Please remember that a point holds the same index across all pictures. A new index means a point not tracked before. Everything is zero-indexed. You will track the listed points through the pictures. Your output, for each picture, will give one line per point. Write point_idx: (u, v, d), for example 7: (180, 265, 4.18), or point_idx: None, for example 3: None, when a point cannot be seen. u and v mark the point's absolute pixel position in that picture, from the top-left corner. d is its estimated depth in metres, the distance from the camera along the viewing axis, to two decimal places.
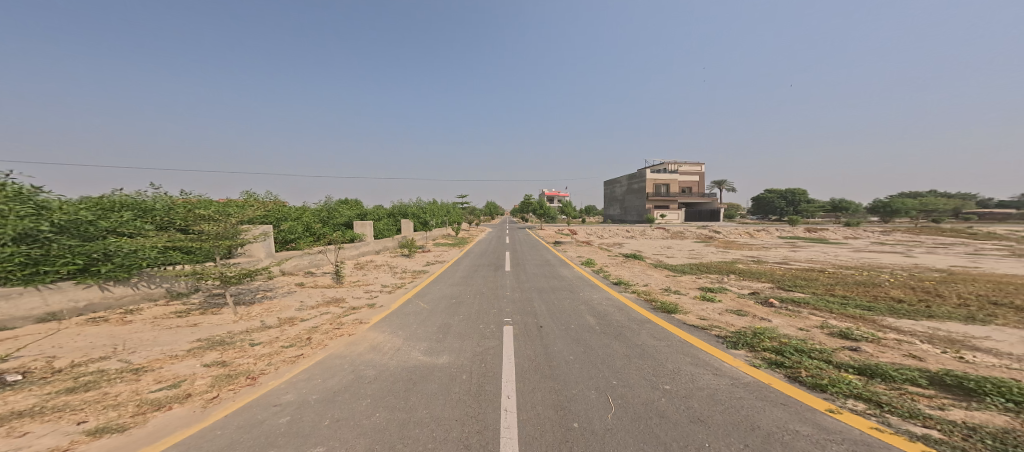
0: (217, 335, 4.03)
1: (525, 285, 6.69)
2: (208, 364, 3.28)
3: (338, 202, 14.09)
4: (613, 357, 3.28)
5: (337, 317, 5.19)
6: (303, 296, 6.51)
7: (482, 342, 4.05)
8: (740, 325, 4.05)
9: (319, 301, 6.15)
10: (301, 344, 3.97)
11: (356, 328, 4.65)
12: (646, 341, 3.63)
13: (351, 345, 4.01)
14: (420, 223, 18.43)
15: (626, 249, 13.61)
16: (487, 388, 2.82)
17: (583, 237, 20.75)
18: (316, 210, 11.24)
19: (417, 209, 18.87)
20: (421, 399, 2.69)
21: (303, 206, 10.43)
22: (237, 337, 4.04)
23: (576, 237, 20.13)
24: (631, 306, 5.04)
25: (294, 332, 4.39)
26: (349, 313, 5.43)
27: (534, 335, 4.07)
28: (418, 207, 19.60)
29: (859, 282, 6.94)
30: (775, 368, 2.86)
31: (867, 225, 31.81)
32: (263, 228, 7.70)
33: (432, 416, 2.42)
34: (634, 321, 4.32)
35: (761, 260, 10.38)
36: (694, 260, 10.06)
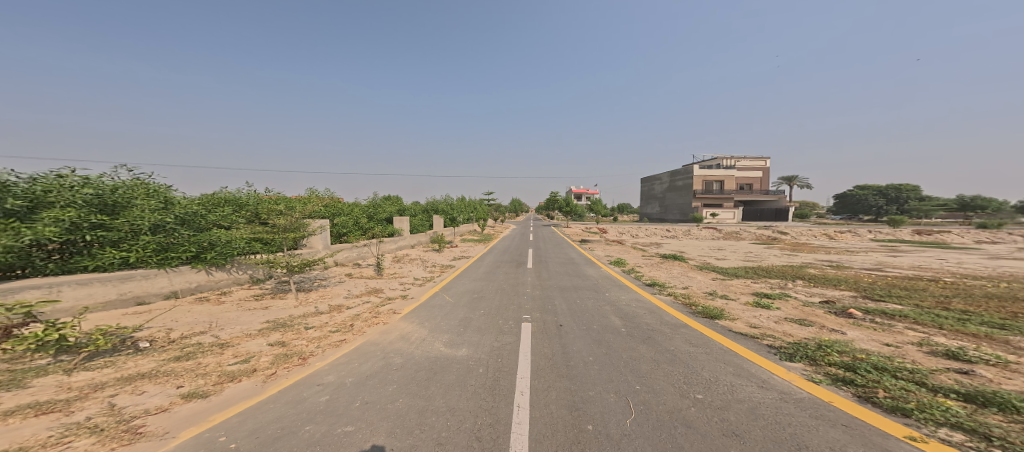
0: (281, 318, 4.48)
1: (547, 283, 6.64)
2: (273, 343, 3.66)
3: (382, 199, 14.94)
4: (639, 360, 3.09)
5: (375, 306, 5.55)
6: (350, 285, 7.04)
7: (500, 337, 4.13)
8: (802, 336, 3.62)
9: (362, 290, 6.61)
10: (345, 330, 4.30)
11: (390, 318, 4.95)
12: (680, 347, 3.37)
13: (384, 334, 4.28)
14: (448, 219, 18.99)
15: (667, 249, 12.99)
16: (501, 383, 2.89)
17: (619, 236, 20.16)
18: (364, 206, 12.06)
19: (448, 206, 19.46)
20: (439, 389, 2.82)
21: (354, 202, 11.21)
22: (297, 320, 4.46)
23: (610, 236, 19.65)
24: (665, 308, 4.72)
25: (340, 318, 4.76)
26: (386, 302, 5.79)
27: (552, 333, 4.01)
28: (451, 205, 20.14)
29: (973, 296, 5.89)
30: (842, 385, 2.51)
31: (1008, 228, 25.73)
32: (320, 221, 8.39)
33: (448, 406, 2.53)
34: (668, 325, 4.02)
35: (843, 267, 9.17)
36: (748, 264, 9.27)
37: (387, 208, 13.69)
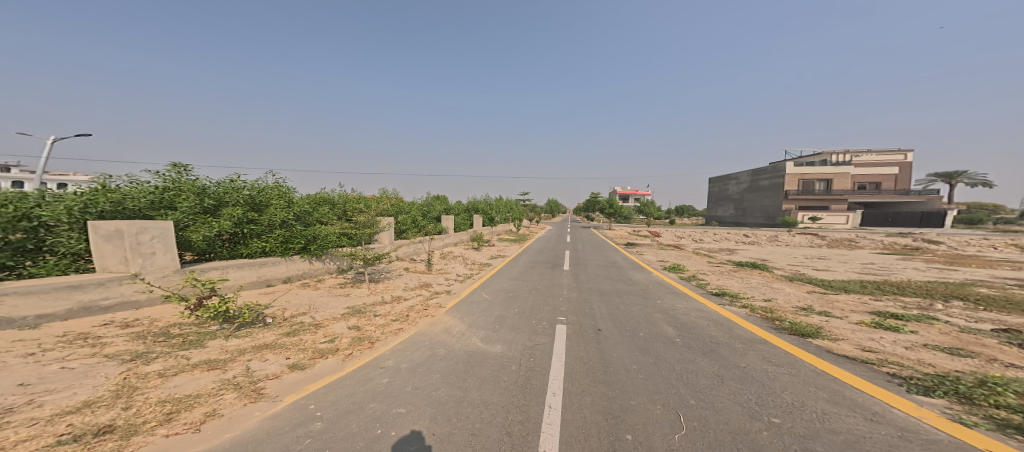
0: (358, 305, 4.97)
1: (583, 287, 6.48)
2: (351, 327, 4.06)
3: (432, 198, 15.74)
4: (698, 374, 2.76)
5: (424, 299, 5.92)
6: (408, 278, 7.59)
7: (533, 337, 4.18)
8: (955, 369, 2.73)
9: (416, 284, 7.08)
10: (403, 319, 4.66)
11: (437, 311, 5.24)
12: (753, 364, 2.91)
13: (431, 325, 4.55)
14: (487, 219, 19.48)
15: (734, 257, 11.82)
16: (533, 382, 2.94)
17: (673, 240, 19.01)
18: (418, 205, 12.89)
19: (486, 205, 19.96)
20: (475, 381, 2.95)
21: (412, 201, 12.07)
22: (370, 308, 4.91)
23: (662, 240, 18.55)
24: (735, 320, 4.14)
25: (400, 309, 5.14)
26: (433, 296, 6.15)
27: (589, 337, 3.92)
28: (489, 204, 20.62)
29: None
30: (1011, 433, 1.85)
31: None
32: (388, 219, 9.11)
33: (482, 399, 2.64)
34: (738, 340, 3.49)
35: (1004, 288, 7.16)
36: (845, 277, 7.97)
37: (438, 209, 14.49)
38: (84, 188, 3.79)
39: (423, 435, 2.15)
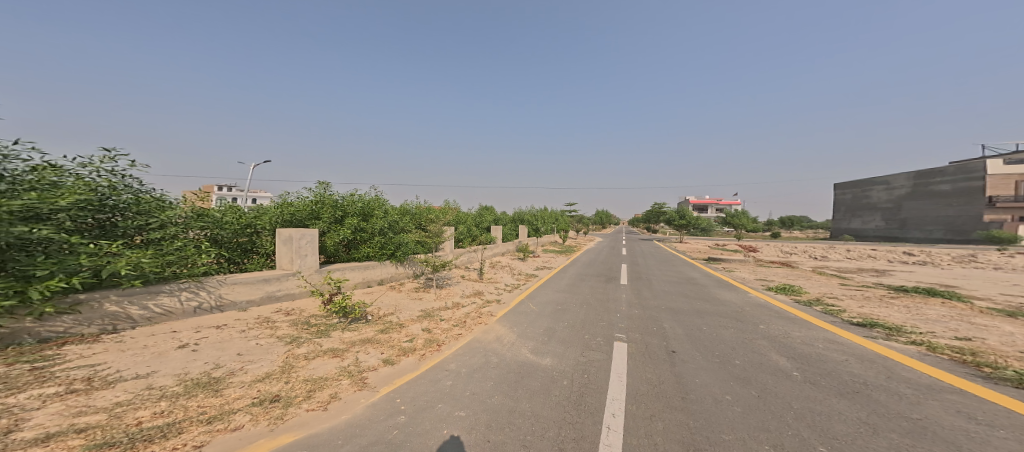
0: (431, 309, 5.52)
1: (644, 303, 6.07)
2: (425, 329, 4.44)
3: (482, 208, 16.20)
4: (828, 415, 2.29)
5: (478, 307, 6.09)
6: (465, 286, 7.90)
7: (586, 353, 4.01)
8: None
9: (470, 291, 7.32)
10: (461, 325, 4.88)
11: (489, 319, 5.35)
12: (932, 414, 2.26)
13: (484, 333, 4.65)
14: (533, 230, 19.43)
15: (827, 273, 10.11)
16: (587, 400, 2.81)
17: (742, 253, 17.02)
18: (470, 215, 13.30)
19: (532, 216, 19.93)
20: (526, 393, 2.92)
21: (468, 211, 12.80)
22: (439, 312, 5.42)
23: (728, 252, 16.75)
24: (896, 357, 3.31)
25: (457, 315, 5.35)
26: (485, 304, 6.30)
27: (662, 359, 3.61)
28: (535, 215, 20.63)
29: None
30: None
31: None
32: (451, 229, 9.66)
33: (533, 411, 2.59)
34: (904, 382, 2.75)
35: None
36: (998, 304, 6.27)
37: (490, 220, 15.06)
38: (272, 203, 5.35)
39: (479, 440, 2.14)
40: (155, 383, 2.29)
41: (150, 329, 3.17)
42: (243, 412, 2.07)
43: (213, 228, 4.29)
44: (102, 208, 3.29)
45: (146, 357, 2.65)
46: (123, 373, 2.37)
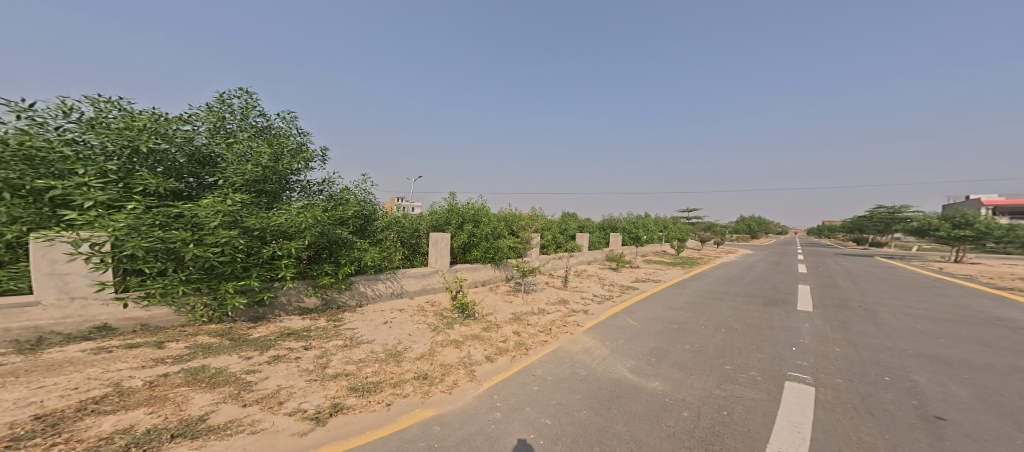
0: (519, 313, 5.96)
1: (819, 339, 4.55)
2: (515, 332, 4.92)
3: (566, 214, 15.78)
4: None
5: (563, 316, 5.89)
6: (550, 293, 7.82)
7: (720, 385, 3.22)
8: None
9: (554, 299, 7.18)
10: (546, 333, 4.89)
11: (575, 329, 5.11)
12: None
13: (570, 344, 4.42)
14: (630, 238, 17.91)
15: None
16: (721, 441, 2.22)
17: (950, 272, 12.02)
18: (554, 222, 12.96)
19: (627, 222, 18.38)
20: (623, 415, 2.56)
21: (552, 219, 12.51)
22: (527, 317, 5.76)
23: (922, 270, 12.09)
24: None
25: (543, 325, 5.31)
26: (571, 314, 6.04)
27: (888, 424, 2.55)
28: (632, 220, 18.88)
29: None
30: None
31: None
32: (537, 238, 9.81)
33: (633, 436, 2.25)
34: None
35: None
36: None
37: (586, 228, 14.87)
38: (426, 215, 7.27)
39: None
40: (370, 349, 3.71)
41: (377, 307, 5.21)
42: (410, 384, 3.09)
43: (400, 231, 6.34)
44: (367, 216, 5.54)
45: (372, 326, 4.41)
46: (362, 336, 4.02)
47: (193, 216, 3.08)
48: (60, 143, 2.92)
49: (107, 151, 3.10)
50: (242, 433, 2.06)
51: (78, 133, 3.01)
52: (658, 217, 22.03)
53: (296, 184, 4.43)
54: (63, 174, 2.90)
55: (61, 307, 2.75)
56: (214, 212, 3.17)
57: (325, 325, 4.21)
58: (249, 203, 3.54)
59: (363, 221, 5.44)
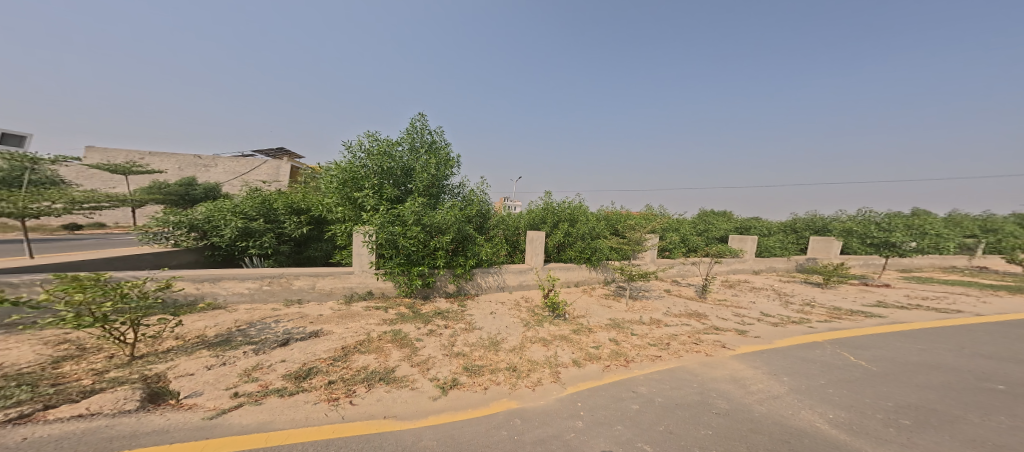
0: (617, 319, 6.22)
1: None
2: (611, 339, 5.23)
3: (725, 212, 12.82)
4: None
5: (696, 331, 5.43)
6: (670, 302, 7.32)
7: None
8: None
9: (682, 310, 6.68)
10: (662, 347, 4.84)
11: (715, 351, 4.63)
12: None
13: (706, 366, 4.11)
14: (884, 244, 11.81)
15: None
16: None
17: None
18: (693, 222, 10.96)
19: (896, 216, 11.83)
20: (668, 435, 2.78)
21: (683, 217, 10.79)
22: (627, 324, 5.91)
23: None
24: None
25: (657, 334, 5.40)
26: (710, 331, 5.41)
27: None
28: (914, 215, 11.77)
29: None
30: None
31: None
32: (653, 240, 9.13)
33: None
34: None
35: None
36: None
37: (760, 229, 11.46)
38: (517, 217, 9.46)
39: None
40: (478, 336, 5.41)
41: (486, 309, 6.91)
42: (502, 373, 4.09)
43: (505, 229, 9.09)
44: (484, 218, 8.69)
45: (482, 315, 6.50)
46: (476, 324, 5.97)
47: (403, 216, 6.83)
48: (356, 169, 7.93)
49: (367, 171, 8.00)
50: (407, 389, 3.57)
51: (365, 165, 8.19)
52: (942, 215, 13.82)
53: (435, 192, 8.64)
54: (357, 188, 7.88)
55: (360, 274, 6.84)
56: (412, 213, 6.86)
57: (455, 330, 5.65)
58: (422, 208, 7.16)
59: (482, 219, 8.62)
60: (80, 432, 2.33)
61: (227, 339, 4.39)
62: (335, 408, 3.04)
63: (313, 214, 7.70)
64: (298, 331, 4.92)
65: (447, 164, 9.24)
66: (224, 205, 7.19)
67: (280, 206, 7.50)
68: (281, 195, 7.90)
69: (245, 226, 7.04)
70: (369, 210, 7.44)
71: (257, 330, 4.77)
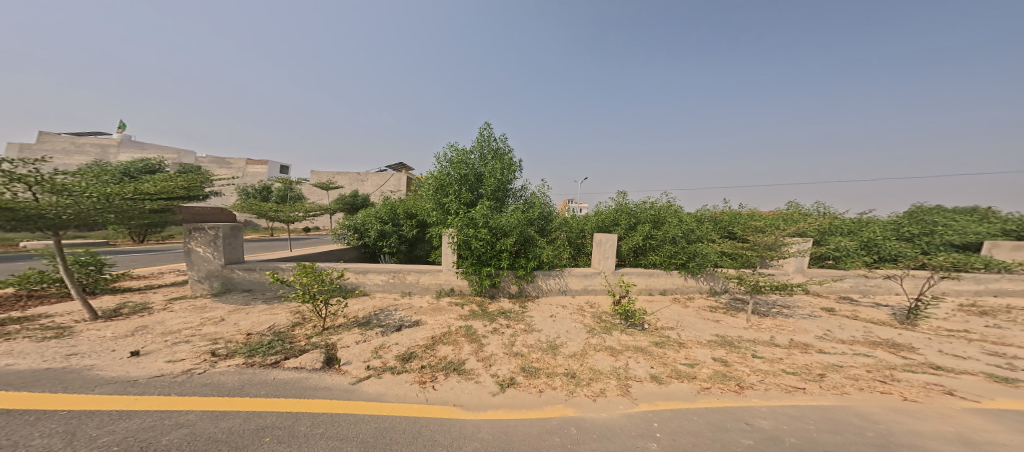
0: (730, 336, 5.33)
1: None
2: (715, 358, 4.59)
3: (966, 209, 8.65)
4: None
5: (885, 366, 4.20)
6: (828, 323, 5.70)
7: None
8: None
9: (855, 336, 5.16)
10: (807, 377, 3.95)
11: (919, 394, 3.54)
12: None
13: (897, 412, 3.22)
14: None
15: None
16: None
17: None
18: (895, 223, 7.49)
19: None
20: None
21: (883, 219, 7.71)
22: (744, 344, 5.03)
23: None
24: None
25: (803, 360, 4.40)
26: (914, 369, 4.10)
27: None
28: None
29: None
30: None
31: None
32: (803, 244, 7.03)
33: None
34: None
35: None
36: None
37: None
38: (593, 216, 9.03)
39: None
40: (536, 338, 5.46)
41: (545, 312, 6.88)
42: (559, 379, 4.06)
43: (568, 231, 8.87)
44: (545, 223, 8.72)
45: (543, 318, 6.47)
46: (535, 326, 6.03)
47: (476, 219, 7.47)
48: (445, 176, 9.59)
49: (450, 179, 9.57)
50: (472, 382, 3.91)
51: (449, 173, 9.63)
52: None
53: (509, 193, 9.50)
54: (445, 194, 9.48)
55: (447, 273, 7.60)
56: (481, 217, 7.52)
57: (516, 330, 5.82)
58: (486, 213, 7.74)
59: (544, 222, 8.67)
60: (298, 379, 3.64)
61: (368, 321, 5.62)
62: (423, 390, 3.67)
63: (420, 218, 9.97)
64: (406, 319, 5.92)
65: (515, 168, 9.81)
66: (368, 213, 10.25)
67: (401, 213, 10.28)
68: (400, 203, 10.57)
69: (380, 229, 9.86)
70: (456, 212, 8.73)
71: (385, 317, 5.92)
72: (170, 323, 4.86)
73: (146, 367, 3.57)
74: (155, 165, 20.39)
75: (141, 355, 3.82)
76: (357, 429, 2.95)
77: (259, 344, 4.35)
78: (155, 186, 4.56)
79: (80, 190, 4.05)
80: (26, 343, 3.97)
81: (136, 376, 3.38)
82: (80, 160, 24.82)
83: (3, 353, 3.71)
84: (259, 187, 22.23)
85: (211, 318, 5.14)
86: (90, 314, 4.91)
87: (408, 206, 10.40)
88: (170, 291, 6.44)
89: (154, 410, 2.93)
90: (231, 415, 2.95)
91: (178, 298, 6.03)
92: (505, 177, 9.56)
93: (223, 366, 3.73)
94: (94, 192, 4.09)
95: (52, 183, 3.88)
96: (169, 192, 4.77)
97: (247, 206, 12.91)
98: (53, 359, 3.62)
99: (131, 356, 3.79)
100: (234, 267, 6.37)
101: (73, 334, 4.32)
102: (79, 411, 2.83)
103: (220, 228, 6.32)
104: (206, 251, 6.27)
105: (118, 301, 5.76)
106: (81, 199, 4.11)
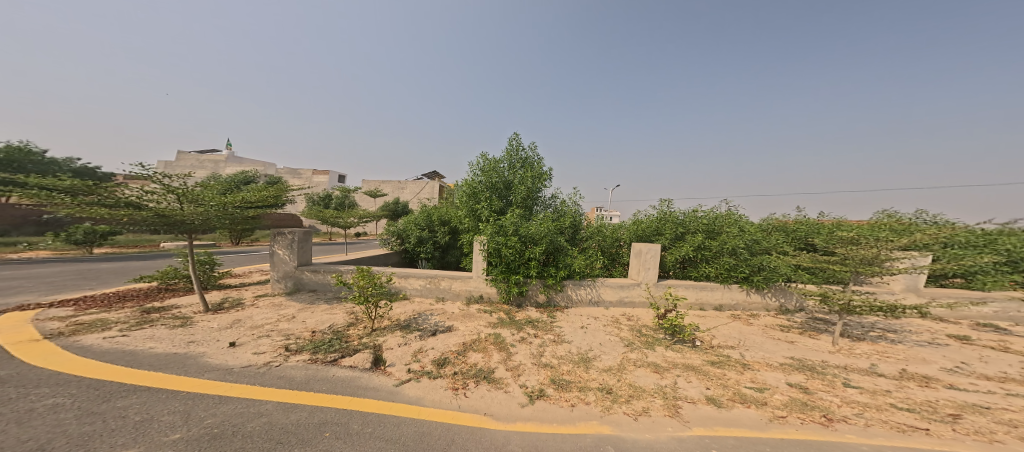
0: (810, 361, 4.37)
1: None
2: (790, 384, 3.76)
3: None
4: None
5: None
6: (957, 355, 4.41)
7: None
8: None
9: (1000, 374, 3.89)
10: (929, 416, 3.01)
11: None
12: None
13: None
14: None
15: None
16: None
17: None
18: None
19: None
20: None
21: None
22: (830, 370, 4.06)
23: None
24: None
25: (924, 396, 3.39)
26: None
27: None
28: None
29: None
30: None
31: None
32: (920, 259, 5.64)
33: None
34: None
35: None
36: None
37: None
38: (631, 225, 8.32)
39: None
40: (567, 349, 5.02)
41: (580, 323, 6.38)
42: (592, 393, 3.59)
43: (600, 240, 8.28)
44: (576, 236, 8.28)
45: (574, 329, 5.98)
46: (566, 337, 5.58)
47: (506, 228, 7.26)
48: (478, 184, 9.58)
49: (484, 187, 9.52)
50: (501, 392, 3.62)
51: (480, 181, 9.63)
52: None
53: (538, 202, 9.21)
54: (478, 201, 9.43)
55: (476, 280, 7.46)
56: (511, 227, 7.29)
57: (545, 340, 5.44)
58: (515, 222, 7.48)
59: (574, 231, 8.23)
60: (352, 377, 3.69)
61: (407, 324, 5.65)
62: (454, 397, 3.48)
63: (454, 226, 10.07)
64: (439, 324, 5.87)
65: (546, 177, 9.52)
66: (407, 220, 10.60)
67: (436, 220, 10.45)
68: (435, 210, 10.80)
69: (418, 235, 10.14)
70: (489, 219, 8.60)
71: (422, 321, 5.93)
72: (257, 317, 5.35)
73: (240, 357, 3.87)
74: (252, 177, 23.83)
75: (238, 346, 4.17)
76: (400, 431, 2.86)
77: (321, 341, 4.54)
78: (256, 195, 4.87)
79: (208, 198, 4.56)
80: (163, 330, 4.58)
81: (232, 366, 3.66)
82: (202, 174, 30.17)
83: (149, 337, 4.28)
84: (324, 195, 24.69)
85: (284, 314, 5.58)
86: (205, 306, 5.59)
87: (442, 213, 10.57)
88: (257, 289, 7.21)
89: (244, 398, 3.11)
90: (299, 407, 3.03)
91: (262, 296, 6.69)
92: (534, 186, 9.32)
93: (294, 361, 3.91)
94: (218, 200, 4.59)
95: (191, 194, 4.43)
96: (265, 200, 5.08)
97: (312, 213, 14.10)
98: (179, 345, 4.10)
99: (230, 346, 4.17)
100: (304, 269, 6.92)
101: (194, 324, 4.91)
102: (193, 394, 3.09)
103: (296, 233, 6.94)
104: (285, 254, 6.88)
105: (222, 296, 6.56)
106: (207, 207, 4.59)
